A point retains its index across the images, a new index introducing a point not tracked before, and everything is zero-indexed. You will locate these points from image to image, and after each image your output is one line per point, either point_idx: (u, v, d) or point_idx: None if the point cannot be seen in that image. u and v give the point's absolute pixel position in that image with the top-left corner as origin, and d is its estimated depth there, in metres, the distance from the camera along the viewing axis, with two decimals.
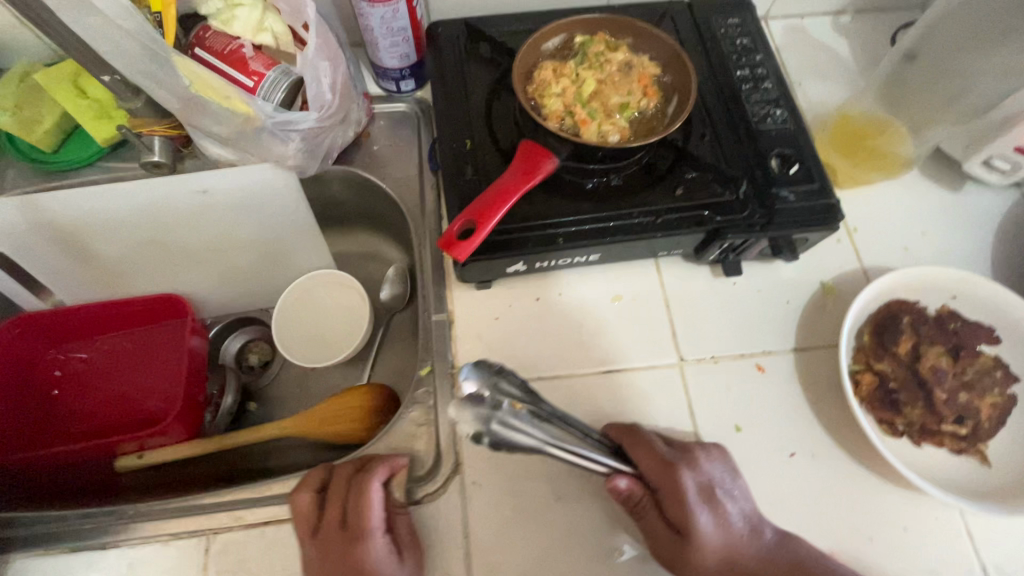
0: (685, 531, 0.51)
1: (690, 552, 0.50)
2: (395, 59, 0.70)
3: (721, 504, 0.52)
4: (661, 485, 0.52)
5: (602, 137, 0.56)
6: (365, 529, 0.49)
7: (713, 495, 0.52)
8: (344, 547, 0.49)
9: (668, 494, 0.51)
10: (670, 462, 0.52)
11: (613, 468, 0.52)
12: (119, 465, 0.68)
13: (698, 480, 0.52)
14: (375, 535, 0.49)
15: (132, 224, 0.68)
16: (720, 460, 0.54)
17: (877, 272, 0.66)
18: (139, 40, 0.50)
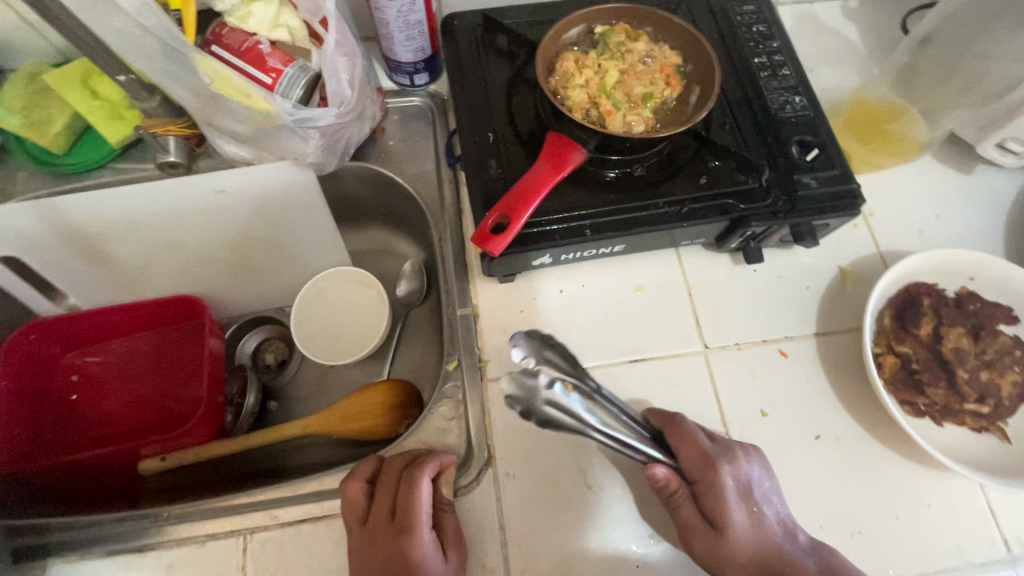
0: (720, 524, 0.53)
1: (723, 547, 0.52)
2: (410, 53, 0.69)
3: (756, 504, 0.53)
4: (700, 478, 0.54)
5: (628, 128, 0.57)
6: (414, 523, 0.51)
7: (750, 493, 0.53)
8: (393, 539, 0.51)
9: (706, 487, 0.53)
10: (710, 458, 0.54)
11: (651, 457, 0.53)
12: (142, 468, 0.67)
13: (737, 477, 0.53)
14: (422, 531, 0.51)
15: (147, 226, 0.66)
16: (759, 461, 0.55)
17: (894, 255, 0.67)
18: (160, 40, 0.49)
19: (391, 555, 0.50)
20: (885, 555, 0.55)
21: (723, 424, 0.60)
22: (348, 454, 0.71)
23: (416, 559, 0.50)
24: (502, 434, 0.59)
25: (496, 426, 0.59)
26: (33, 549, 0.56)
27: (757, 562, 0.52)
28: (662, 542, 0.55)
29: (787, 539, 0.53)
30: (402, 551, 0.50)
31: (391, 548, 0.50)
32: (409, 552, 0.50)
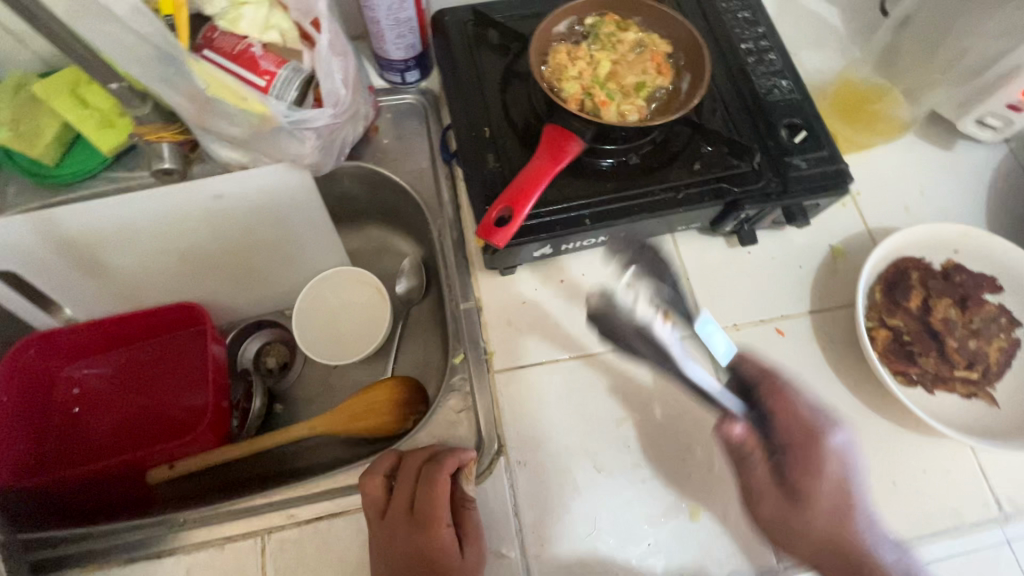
0: (803, 496, 0.54)
1: (802, 516, 0.53)
2: (401, 50, 0.70)
3: (848, 480, 0.55)
4: (797, 448, 0.55)
5: (622, 117, 0.58)
6: (434, 518, 0.52)
7: (844, 469, 0.55)
8: (414, 534, 0.52)
9: (800, 458, 0.55)
10: (811, 427, 0.55)
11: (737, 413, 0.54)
12: (152, 476, 0.67)
13: (836, 449, 0.55)
14: (442, 525, 0.52)
15: (144, 235, 0.66)
16: (850, 439, 0.57)
17: (882, 232, 0.69)
18: (153, 46, 0.49)
19: (411, 549, 0.51)
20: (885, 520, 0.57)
21: None
22: (357, 452, 0.71)
23: (435, 553, 0.51)
24: (512, 423, 0.60)
25: (506, 415, 0.60)
26: (52, 561, 0.56)
27: (836, 537, 0.53)
28: (673, 520, 0.57)
29: (863, 520, 0.54)
30: (422, 545, 0.51)
31: (413, 543, 0.51)
32: (429, 546, 0.51)
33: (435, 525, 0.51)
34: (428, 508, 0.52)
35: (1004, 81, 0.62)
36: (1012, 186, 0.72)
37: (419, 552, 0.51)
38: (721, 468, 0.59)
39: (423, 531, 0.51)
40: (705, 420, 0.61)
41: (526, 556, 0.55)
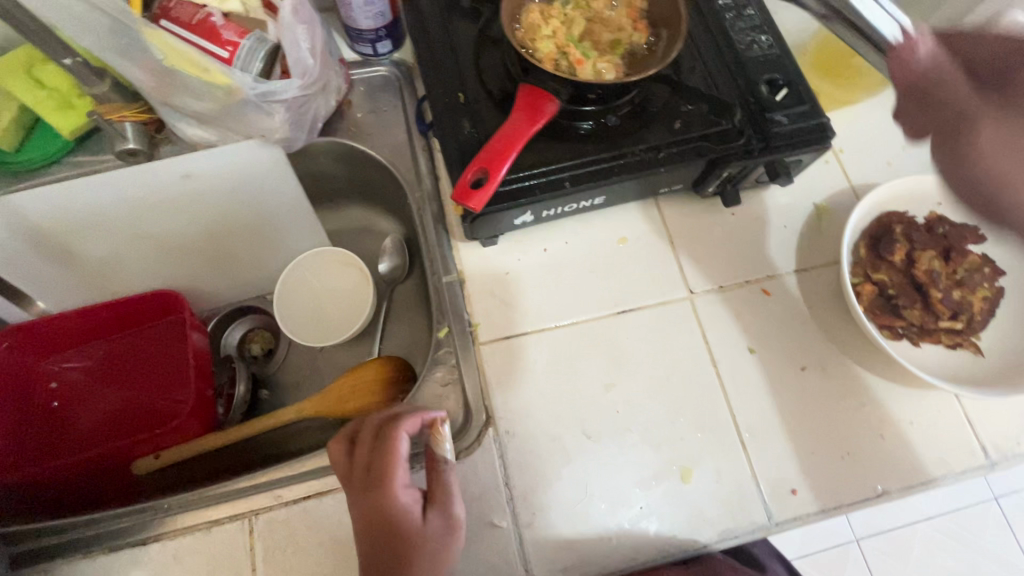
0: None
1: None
2: (370, 19, 0.67)
3: None
4: None
5: (598, 75, 0.57)
6: (388, 476, 0.47)
7: None
8: (367, 497, 0.46)
9: None
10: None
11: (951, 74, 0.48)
12: (137, 468, 0.65)
13: None
14: (397, 485, 0.47)
15: (115, 219, 0.64)
16: None
17: (865, 188, 0.69)
18: (104, 13, 0.47)
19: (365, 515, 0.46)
20: (874, 472, 0.58)
21: (714, 364, 0.61)
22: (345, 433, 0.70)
23: (391, 518, 0.45)
24: (499, 393, 0.59)
25: (493, 386, 0.60)
26: (31, 553, 0.55)
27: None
28: (664, 482, 0.57)
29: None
30: (377, 508, 0.46)
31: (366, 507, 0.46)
32: (385, 509, 0.46)
33: (388, 483, 0.46)
34: (382, 465, 0.47)
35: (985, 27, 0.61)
36: None
37: (374, 518, 0.46)
38: (711, 429, 0.59)
39: (376, 493, 0.46)
40: (694, 383, 0.61)
41: (518, 524, 0.55)
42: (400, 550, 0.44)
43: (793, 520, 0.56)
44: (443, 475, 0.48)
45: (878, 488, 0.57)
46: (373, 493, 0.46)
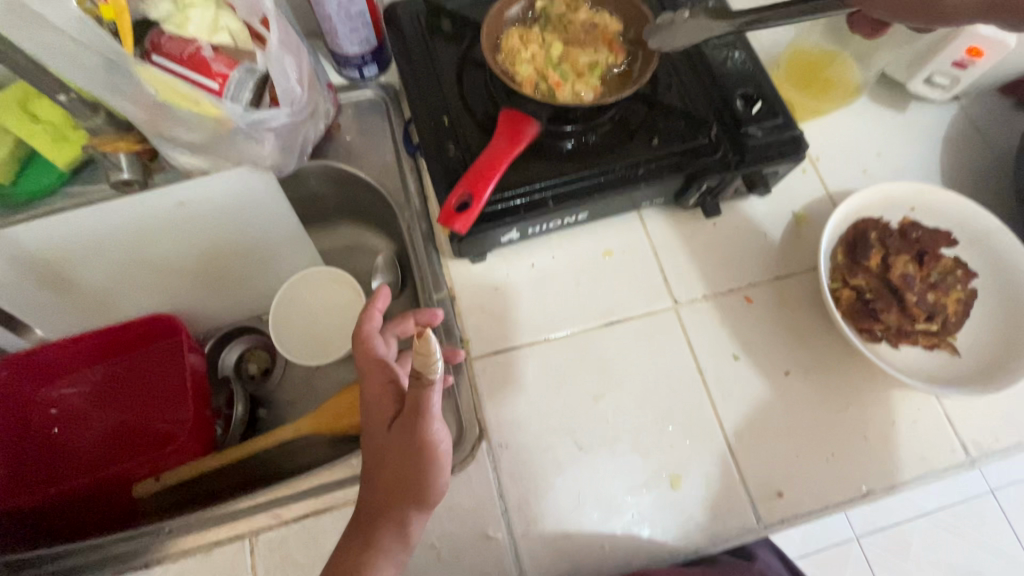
0: None
1: None
2: (356, 45, 0.69)
3: None
4: None
5: (576, 97, 0.59)
6: (378, 367, 0.53)
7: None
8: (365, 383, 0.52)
9: None
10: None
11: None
12: (137, 490, 0.67)
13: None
14: (386, 377, 0.51)
15: (110, 246, 0.65)
16: None
17: (841, 194, 0.71)
18: (96, 52, 0.48)
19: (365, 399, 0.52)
20: (858, 473, 0.59)
21: (699, 371, 0.63)
22: (343, 448, 0.70)
23: (381, 405, 0.50)
24: (491, 407, 0.61)
25: (484, 400, 0.61)
26: None
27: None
28: (655, 489, 0.58)
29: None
30: (370, 395, 0.51)
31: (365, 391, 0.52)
32: (375, 397, 0.51)
33: (376, 373, 0.52)
34: (368, 358, 0.53)
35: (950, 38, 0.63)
36: (963, 141, 0.74)
37: (370, 403, 0.51)
38: (699, 434, 0.60)
39: (370, 380, 0.52)
40: (681, 390, 0.62)
41: (512, 535, 0.56)
42: (382, 445, 0.48)
43: (780, 522, 0.58)
44: (423, 395, 0.45)
45: (862, 487, 0.59)
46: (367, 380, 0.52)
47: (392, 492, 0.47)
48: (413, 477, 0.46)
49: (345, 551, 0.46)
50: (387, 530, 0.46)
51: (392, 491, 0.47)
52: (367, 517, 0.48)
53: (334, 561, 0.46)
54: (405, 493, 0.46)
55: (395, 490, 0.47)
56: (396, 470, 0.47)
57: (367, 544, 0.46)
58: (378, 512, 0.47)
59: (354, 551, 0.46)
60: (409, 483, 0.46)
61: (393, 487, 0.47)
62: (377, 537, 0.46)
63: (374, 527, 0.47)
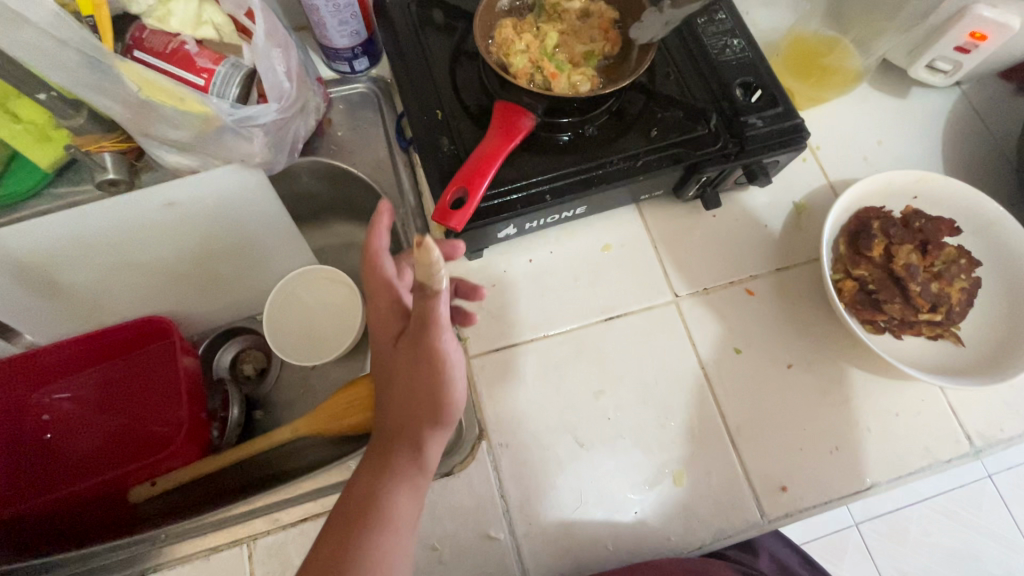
0: None
1: None
2: (345, 38, 0.67)
3: None
4: None
5: (574, 88, 0.58)
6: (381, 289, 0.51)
7: None
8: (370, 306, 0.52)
9: None
10: None
11: None
12: (133, 495, 0.66)
13: None
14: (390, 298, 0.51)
15: (97, 250, 0.62)
16: None
17: (843, 183, 0.70)
18: (75, 48, 0.46)
19: (373, 323, 0.52)
20: (863, 466, 0.59)
21: (701, 365, 0.62)
22: (342, 450, 0.69)
23: (389, 325, 0.51)
24: (490, 406, 0.60)
25: (484, 400, 0.60)
26: None
27: None
28: (658, 486, 0.57)
29: None
30: (377, 317, 0.51)
31: (371, 315, 0.52)
32: (381, 318, 0.51)
33: (381, 296, 0.51)
34: (372, 280, 0.51)
35: (952, 23, 0.62)
36: (964, 128, 0.73)
37: (378, 325, 0.51)
38: (702, 430, 0.60)
39: (375, 303, 0.51)
40: (684, 385, 0.61)
41: (515, 535, 0.56)
42: (391, 365, 0.49)
43: (784, 517, 0.57)
44: (428, 307, 0.43)
45: (866, 480, 0.58)
46: (372, 303, 0.51)
47: (405, 412, 0.47)
48: (425, 394, 0.46)
49: (363, 474, 0.48)
50: (403, 451, 0.47)
51: (405, 413, 0.47)
52: (384, 440, 0.49)
53: (351, 488, 0.47)
54: (418, 411, 0.47)
55: (408, 410, 0.47)
56: (407, 389, 0.47)
57: (384, 466, 0.47)
58: (393, 434, 0.48)
59: (371, 473, 0.47)
60: (421, 401, 0.47)
61: (406, 406, 0.47)
62: (393, 458, 0.47)
63: (390, 449, 0.48)
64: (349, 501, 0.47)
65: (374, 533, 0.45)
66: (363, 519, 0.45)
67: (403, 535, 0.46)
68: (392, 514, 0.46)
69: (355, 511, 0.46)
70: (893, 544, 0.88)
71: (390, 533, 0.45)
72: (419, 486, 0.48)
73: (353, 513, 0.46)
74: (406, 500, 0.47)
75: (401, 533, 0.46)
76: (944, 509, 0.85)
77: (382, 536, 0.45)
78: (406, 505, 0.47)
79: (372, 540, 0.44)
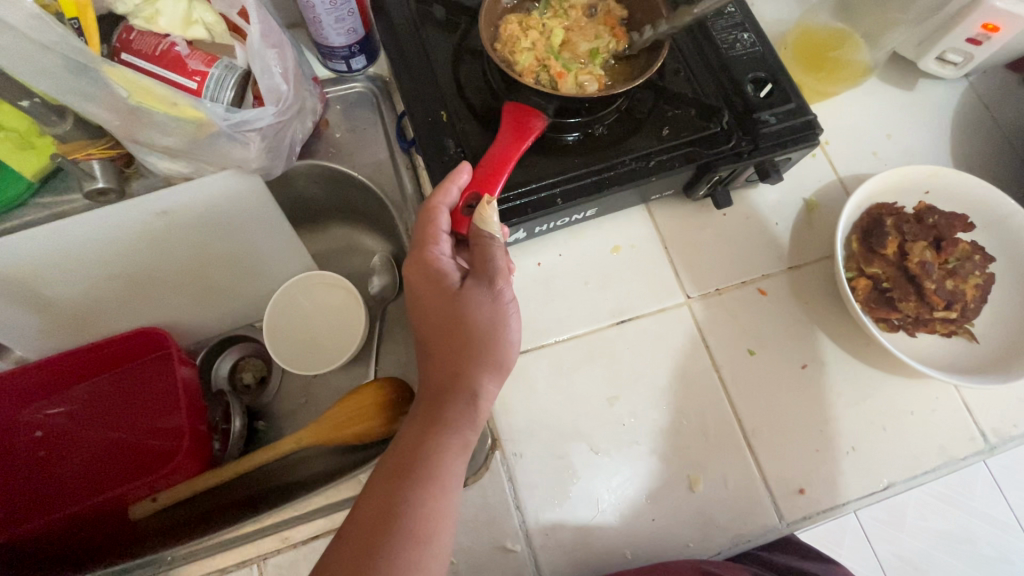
0: None
1: None
2: (342, 36, 0.64)
3: None
4: None
5: (581, 88, 0.56)
6: (432, 240, 0.51)
7: None
8: (413, 258, 0.51)
9: None
10: None
11: None
12: (133, 513, 0.63)
13: None
14: (440, 251, 0.51)
15: (86, 266, 0.59)
16: None
17: (853, 179, 0.69)
18: (60, 53, 0.43)
19: (415, 276, 0.51)
20: (879, 466, 0.59)
21: (714, 367, 0.61)
22: (348, 460, 0.67)
23: (435, 279, 0.50)
24: (503, 415, 0.59)
25: (496, 409, 0.59)
26: None
27: None
28: (674, 492, 0.57)
29: None
30: (422, 270, 0.50)
31: (414, 268, 0.51)
32: (427, 271, 0.50)
33: (430, 247, 0.51)
34: (424, 231, 0.51)
35: (964, 15, 0.61)
36: (972, 121, 0.73)
37: (422, 279, 0.50)
38: (716, 433, 0.59)
39: (421, 255, 0.51)
40: (697, 388, 0.60)
41: (531, 546, 0.54)
42: (441, 319, 0.49)
43: (802, 519, 0.57)
44: (491, 254, 0.49)
45: (882, 480, 0.58)
46: (418, 255, 0.51)
47: (458, 366, 0.48)
48: (482, 347, 0.48)
49: (411, 430, 0.47)
50: (455, 406, 0.47)
51: (456, 367, 0.48)
52: (431, 397, 0.48)
53: (398, 443, 0.47)
54: (473, 363, 0.48)
55: (461, 364, 0.48)
56: (460, 343, 0.48)
57: (437, 419, 0.47)
58: (445, 389, 0.48)
59: (420, 428, 0.47)
60: (477, 354, 0.48)
61: (457, 360, 0.48)
62: (445, 413, 0.47)
63: (441, 404, 0.48)
64: (397, 452, 0.47)
65: (423, 489, 0.45)
66: (411, 475, 0.45)
67: (450, 489, 0.46)
68: (440, 468, 0.46)
69: (402, 464, 0.46)
70: (892, 529, 0.73)
71: (439, 489, 0.45)
72: (469, 442, 0.47)
73: (400, 466, 0.46)
74: (455, 455, 0.46)
75: (450, 489, 0.46)
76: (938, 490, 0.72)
77: (432, 489, 0.45)
78: (455, 461, 0.46)
79: (420, 494, 0.44)
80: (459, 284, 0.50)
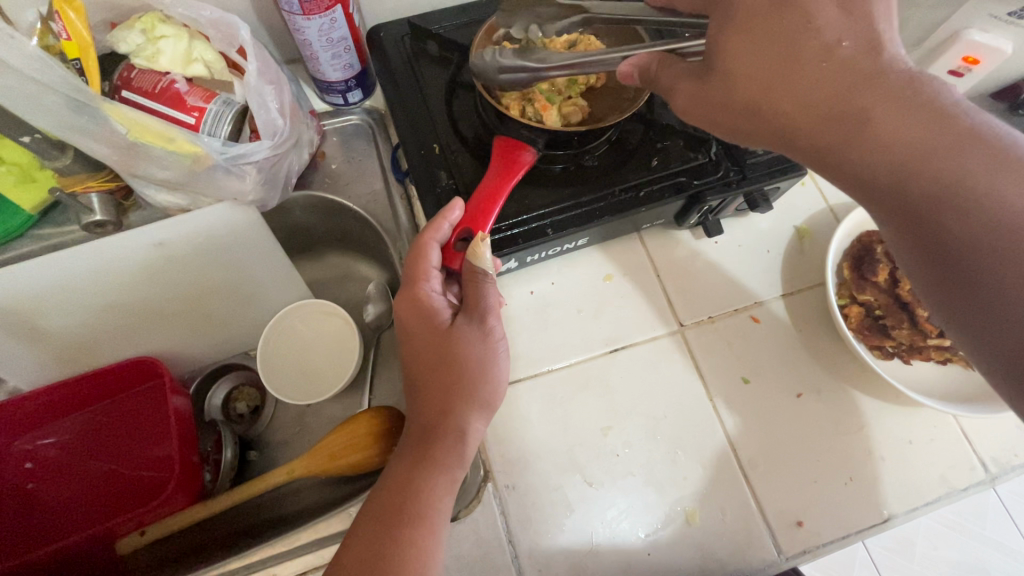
0: None
1: None
2: (338, 71, 0.66)
3: None
4: None
5: (565, 120, 0.59)
6: (423, 275, 0.51)
7: None
8: (404, 295, 0.51)
9: None
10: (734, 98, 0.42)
11: None
12: (119, 547, 0.62)
13: None
14: (431, 288, 0.51)
15: (79, 298, 0.59)
16: None
17: (842, 207, 0.70)
18: (62, 93, 0.45)
19: (405, 312, 0.51)
20: (880, 497, 0.57)
21: (710, 398, 0.61)
22: (339, 493, 0.66)
23: (425, 315, 0.50)
24: (496, 446, 0.58)
25: (488, 439, 0.58)
26: None
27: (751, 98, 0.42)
28: (671, 526, 0.55)
29: None
30: (413, 306, 0.50)
31: (405, 305, 0.51)
32: (418, 309, 0.50)
33: (422, 283, 0.51)
34: (416, 267, 0.51)
35: (946, 46, 0.64)
36: None
37: (413, 316, 0.50)
38: (712, 465, 0.58)
39: (413, 291, 0.51)
40: (692, 419, 0.60)
41: None
42: (432, 355, 0.49)
43: (802, 554, 0.55)
44: (483, 291, 0.49)
45: (884, 513, 0.57)
46: (409, 291, 0.51)
47: (447, 404, 0.48)
48: (472, 384, 0.48)
49: (401, 466, 0.47)
50: (442, 443, 0.47)
51: (445, 405, 0.48)
52: (419, 434, 0.48)
53: (386, 480, 0.47)
54: (462, 402, 0.48)
55: (451, 402, 0.48)
56: (449, 380, 0.48)
57: (425, 456, 0.46)
58: (433, 427, 0.48)
59: (410, 464, 0.46)
60: (466, 392, 0.48)
61: (448, 398, 0.48)
62: (432, 450, 0.47)
63: (429, 442, 0.47)
64: (385, 490, 0.46)
65: (410, 526, 0.44)
66: (401, 515, 0.44)
67: (436, 528, 0.45)
68: (427, 504, 0.45)
69: (390, 501, 0.45)
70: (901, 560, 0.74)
71: (426, 526, 0.44)
72: (456, 479, 0.47)
73: (388, 506, 0.45)
74: (444, 493, 0.46)
75: (435, 529, 0.45)
76: (948, 519, 0.70)
77: (419, 528, 0.44)
78: (441, 497, 0.46)
79: (408, 534, 0.44)
80: (450, 322, 0.50)
